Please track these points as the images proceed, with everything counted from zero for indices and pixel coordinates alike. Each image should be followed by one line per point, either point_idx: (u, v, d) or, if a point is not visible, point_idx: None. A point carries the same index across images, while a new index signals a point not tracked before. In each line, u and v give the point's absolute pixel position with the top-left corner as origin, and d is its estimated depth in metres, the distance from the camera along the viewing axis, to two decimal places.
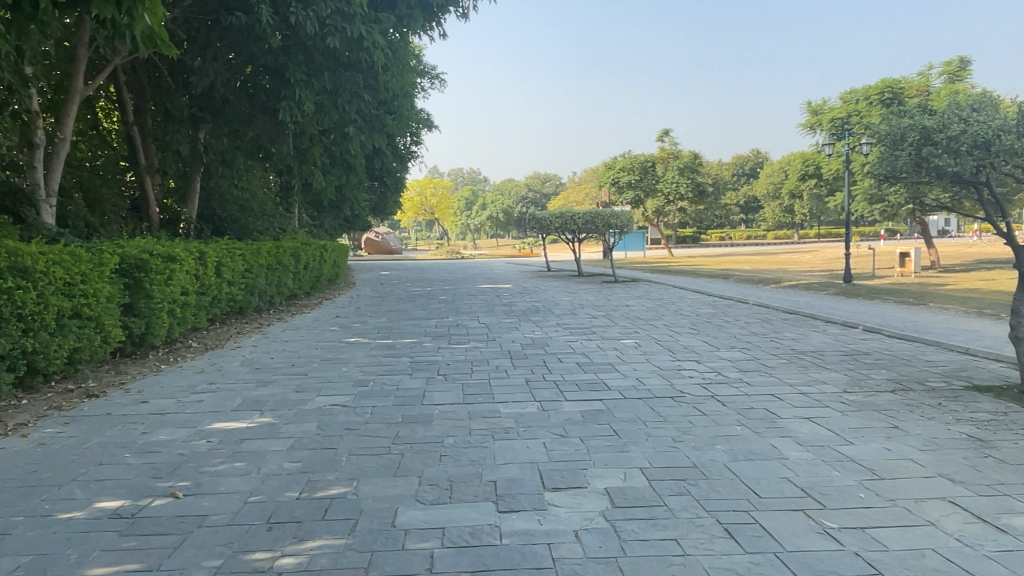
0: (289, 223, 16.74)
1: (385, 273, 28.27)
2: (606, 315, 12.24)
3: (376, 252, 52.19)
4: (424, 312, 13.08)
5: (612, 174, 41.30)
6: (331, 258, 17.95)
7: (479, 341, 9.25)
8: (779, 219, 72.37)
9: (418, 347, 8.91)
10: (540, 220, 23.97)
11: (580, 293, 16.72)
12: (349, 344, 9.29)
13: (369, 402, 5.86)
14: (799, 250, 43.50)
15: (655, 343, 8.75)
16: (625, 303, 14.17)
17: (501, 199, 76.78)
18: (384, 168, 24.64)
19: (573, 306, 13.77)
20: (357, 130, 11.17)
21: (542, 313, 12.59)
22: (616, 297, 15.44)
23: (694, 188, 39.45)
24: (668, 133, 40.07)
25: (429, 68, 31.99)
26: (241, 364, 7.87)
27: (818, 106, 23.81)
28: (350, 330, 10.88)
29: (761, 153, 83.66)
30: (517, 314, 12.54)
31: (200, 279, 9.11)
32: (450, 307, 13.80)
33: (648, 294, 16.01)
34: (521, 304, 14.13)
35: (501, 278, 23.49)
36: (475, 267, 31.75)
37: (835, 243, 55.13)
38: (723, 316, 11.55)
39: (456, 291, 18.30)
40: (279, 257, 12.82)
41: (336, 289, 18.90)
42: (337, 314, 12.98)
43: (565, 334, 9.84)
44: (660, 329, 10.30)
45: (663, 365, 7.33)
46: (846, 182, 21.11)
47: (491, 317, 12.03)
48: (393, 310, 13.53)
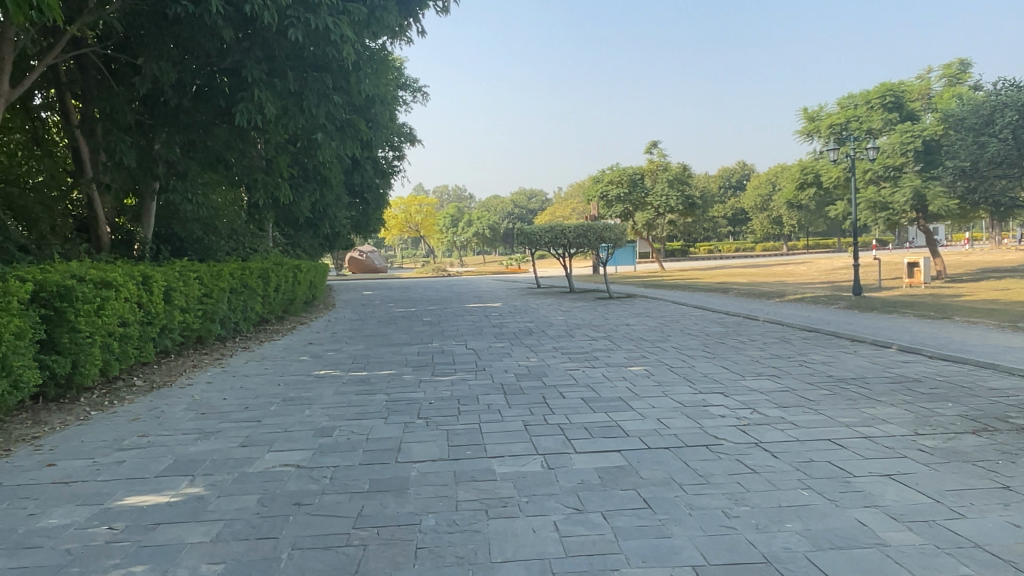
0: (259, 243, 15.56)
1: (368, 294, 27.06)
2: (607, 336, 11.12)
3: (360, 271, 50.89)
4: (406, 337, 11.91)
5: (600, 187, 40.38)
6: (307, 279, 16.75)
7: (466, 371, 8.08)
8: (767, 231, 71.81)
9: (396, 380, 7.73)
10: (529, 235, 22.86)
11: (574, 312, 15.59)
12: (317, 378, 8.10)
13: (329, 461, 4.67)
14: (791, 262, 42.74)
15: (669, 372, 7.62)
16: (624, 322, 13.06)
17: (487, 215, 75.81)
18: (363, 183, 23.45)
19: (569, 327, 12.64)
20: (328, 138, 10.08)
21: (536, 336, 11.45)
22: (614, 316, 14.31)
23: (684, 200, 38.55)
24: (656, 145, 39.24)
25: (411, 81, 30.98)
26: (185, 408, 6.68)
27: (815, 112, 22.84)
28: (322, 360, 9.70)
29: (747, 165, 83.31)
30: (508, 337, 11.40)
31: (145, 307, 7.93)
32: (434, 331, 12.63)
33: (647, 312, 14.90)
34: (513, 326, 12.99)
35: (489, 296, 22.33)
36: (461, 285, 30.61)
37: (826, 254, 54.63)
38: (736, 336, 10.44)
39: (441, 311, 17.13)
40: (245, 280, 11.68)
41: (314, 311, 17.69)
42: (309, 341, 11.83)
43: (564, 361, 8.69)
44: (669, 352, 9.18)
45: (685, 399, 6.20)
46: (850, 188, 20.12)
47: (480, 341, 10.88)
48: (373, 335, 12.37)
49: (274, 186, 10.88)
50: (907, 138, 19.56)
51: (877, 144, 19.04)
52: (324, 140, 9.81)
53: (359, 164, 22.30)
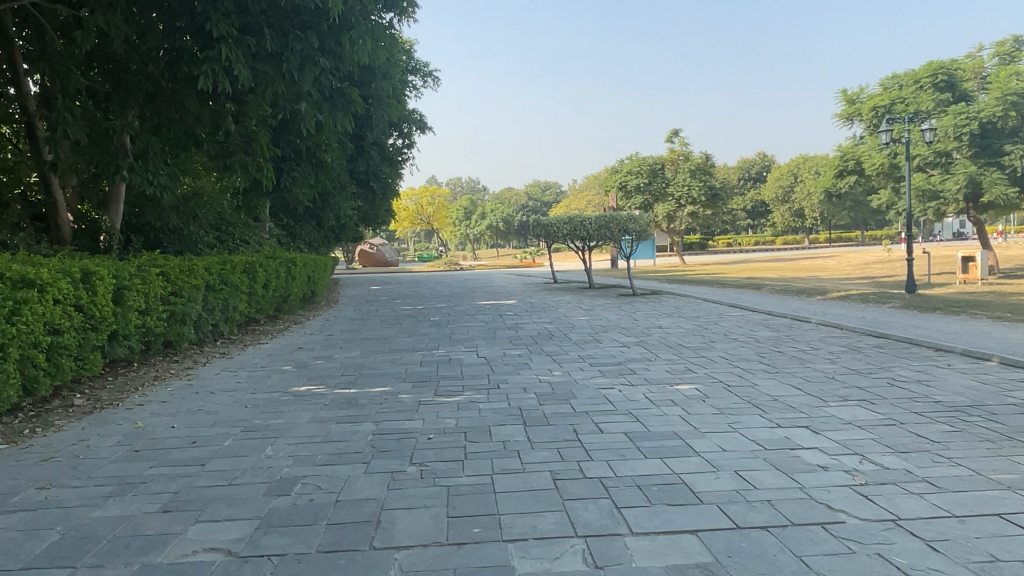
0: (251, 235, 14.17)
1: (375, 288, 25.61)
2: (641, 341, 9.60)
3: (371, 264, 49.53)
4: (408, 341, 10.46)
5: (619, 178, 38.70)
6: (304, 273, 15.34)
7: (477, 390, 6.62)
8: (789, 224, 69.77)
9: (390, 402, 6.26)
10: (546, 226, 21.33)
11: (598, 311, 14.07)
12: (295, 397, 6.64)
13: (275, 547, 3.22)
14: (817, 256, 40.90)
15: (730, 394, 6.11)
16: (656, 324, 11.55)
17: (501, 207, 74.23)
18: (369, 170, 21.98)
19: (595, 329, 11.13)
20: (316, 111, 8.63)
21: (558, 340, 9.96)
22: (644, 316, 12.78)
23: (707, 191, 36.87)
24: (678, 133, 37.52)
25: (421, 65, 29.51)
26: (117, 442, 5.23)
27: (855, 93, 21.07)
28: (308, 370, 8.26)
29: (768, 156, 81.20)
30: (526, 342, 9.91)
31: (86, 310, 6.51)
32: (441, 334, 11.18)
33: (679, 312, 13.36)
34: (530, 327, 11.50)
35: (503, 292, 20.84)
36: (474, 280, 29.15)
37: (852, 248, 52.93)
38: (794, 343, 8.90)
39: (451, 309, 15.67)
40: (227, 276, 10.28)
41: (313, 308, 16.28)
42: (299, 345, 10.42)
43: (595, 375, 7.19)
44: (720, 365, 7.66)
45: (764, 439, 4.69)
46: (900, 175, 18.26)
47: (494, 347, 9.40)
48: (372, 338, 10.94)
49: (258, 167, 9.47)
50: (962, 121, 17.70)
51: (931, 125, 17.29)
52: (309, 111, 8.34)
53: (364, 150, 20.86)
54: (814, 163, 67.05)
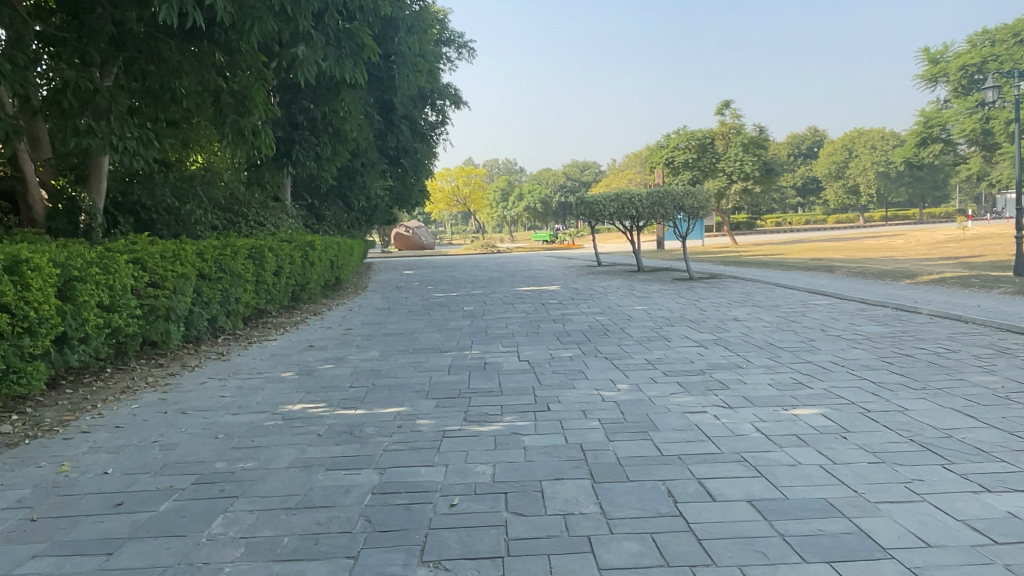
0: (266, 217, 12.71)
1: (408, 273, 24.11)
2: (719, 339, 7.84)
3: (407, 247, 48.26)
4: (438, 338, 8.86)
5: (665, 154, 36.54)
6: (327, 258, 13.84)
7: (521, 414, 4.97)
8: (841, 202, 66.52)
9: (405, 432, 4.64)
10: (591, 204, 19.51)
11: (656, 299, 12.29)
12: (284, 422, 5.07)
13: None
14: (880, 235, 38.25)
15: (876, 427, 4.35)
16: (731, 316, 9.75)
17: (540, 188, 72.23)
18: (400, 145, 20.41)
19: (656, 322, 9.39)
20: (320, 59, 6.96)
21: (617, 337, 8.24)
22: (712, 306, 10.98)
23: (760, 165, 34.54)
24: (728, 104, 35.19)
25: (455, 35, 27.77)
26: (16, 501, 3.71)
27: (939, 51, 18.74)
28: (311, 378, 6.70)
29: (818, 131, 77.75)
30: (578, 339, 8.23)
31: (11, 308, 5.00)
32: (477, 328, 9.56)
33: (752, 300, 11.52)
34: (581, 320, 9.82)
35: (545, 277, 19.16)
36: (513, 263, 27.47)
37: (912, 226, 50.02)
38: (920, 344, 7.03)
39: (488, 296, 14.03)
40: (229, 262, 8.79)
41: (337, 297, 14.82)
42: (313, 342, 8.92)
43: (675, 391, 5.48)
44: (836, 374, 5.87)
45: (981, 524, 2.95)
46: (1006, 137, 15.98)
47: (540, 348, 7.73)
48: (396, 334, 9.38)
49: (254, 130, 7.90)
50: None
51: None
52: (307, 56, 6.68)
53: (392, 123, 19.29)
54: (870, 138, 63.68)
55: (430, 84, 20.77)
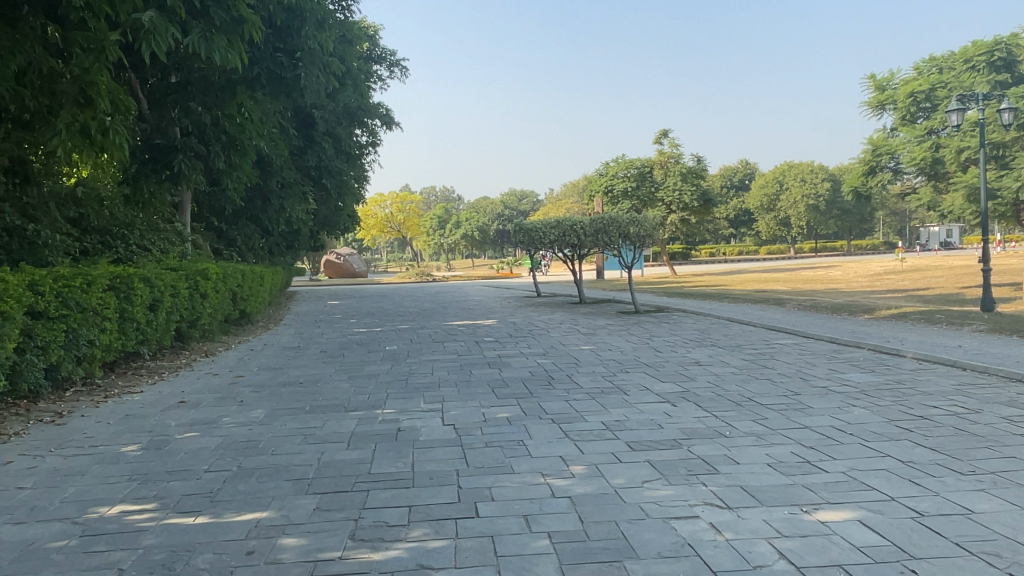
0: (149, 242, 10.84)
1: (332, 304, 22.21)
2: (687, 392, 6.45)
3: (337, 275, 46.03)
4: (344, 390, 7.19)
5: (604, 182, 35.57)
6: (228, 288, 12.02)
7: (436, 524, 3.42)
8: (774, 234, 67.50)
9: (256, 566, 3.02)
10: (530, 231, 18.21)
11: (603, 337, 10.92)
12: (79, 546, 3.37)
13: None
14: (815, 266, 38.38)
15: (952, 551, 2.99)
16: (693, 359, 8.43)
17: (476, 216, 70.92)
18: (322, 164, 18.71)
19: (608, 368, 7.97)
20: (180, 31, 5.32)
21: (563, 389, 6.77)
22: (667, 346, 9.65)
23: (699, 195, 34.06)
24: (667, 133, 34.73)
25: (387, 52, 26.36)
26: None
27: (885, 79, 18.44)
28: (159, 456, 4.98)
29: (749, 164, 79.42)
30: (517, 392, 6.71)
31: None
32: (395, 375, 7.93)
33: (710, 339, 10.26)
34: (521, 364, 8.32)
35: (480, 308, 17.65)
36: (447, 293, 25.89)
37: (843, 257, 50.79)
38: (930, 400, 5.80)
39: (415, 333, 12.41)
40: (79, 296, 6.96)
41: (240, 333, 12.96)
42: (186, 397, 7.14)
43: (649, 478, 4.02)
44: (850, 448, 4.54)
45: None
46: (961, 165, 15.52)
47: (469, 404, 6.19)
48: (294, 383, 7.67)
49: (102, 125, 6.23)
50: None
51: (1001, 102, 14.62)
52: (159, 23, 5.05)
53: (313, 140, 17.73)
54: (800, 171, 65.04)
55: (357, 100, 19.20)
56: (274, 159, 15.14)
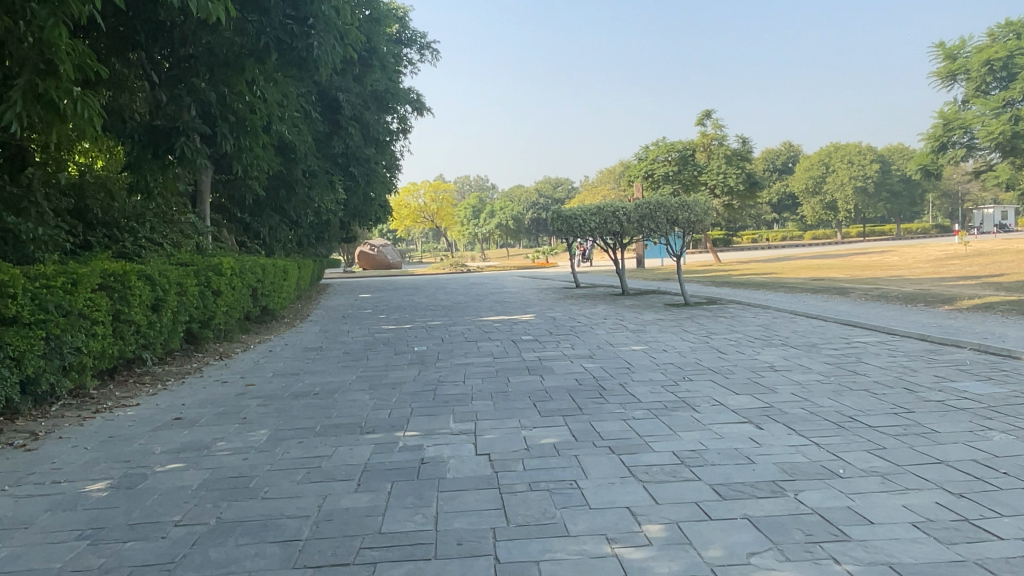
0: (156, 236, 10.00)
1: (363, 297, 21.38)
2: (770, 409, 5.33)
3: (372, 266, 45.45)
4: (361, 403, 6.22)
5: (644, 167, 34.14)
6: (247, 283, 11.15)
7: None
8: (819, 218, 65.14)
9: None
10: (569, 218, 17.11)
11: (656, 335, 9.81)
12: None
13: None
14: (866, 251, 36.59)
15: None
16: (766, 363, 7.29)
17: (511, 205, 69.79)
18: (349, 151, 17.81)
19: (668, 374, 6.87)
20: None
21: (619, 404, 5.69)
22: (730, 346, 8.51)
23: (745, 179, 32.55)
24: (710, 114, 33.14)
25: (418, 35, 25.40)
26: None
27: (956, 46, 16.87)
28: (127, 499, 4.03)
29: (792, 146, 76.93)
30: (563, 408, 5.66)
31: None
32: (422, 383, 6.95)
33: (776, 337, 9.09)
34: (566, 370, 7.27)
35: (517, 301, 16.63)
36: (482, 284, 24.93)
37: (895, 241, 48.75)
38: None
39: (448, 330, 11.43)
40: (62, 297, 6.09)
41: (262, 332, 12.10)
42: (184, 412, 6.23)
43: (756, 549, 2.93)
44: (1017, 500, 3.41)
45: None
46: None
47: (508, 426, 5.15)
48: (307, 395, 6.72)
49: (68, 95, 5.29)
50: None
51: None
52: None
53: (339, 125, 16.85)
54: (846, 153, 62.62)
55: (385, 82, 18.23)
56: (296, 145, 14.26)
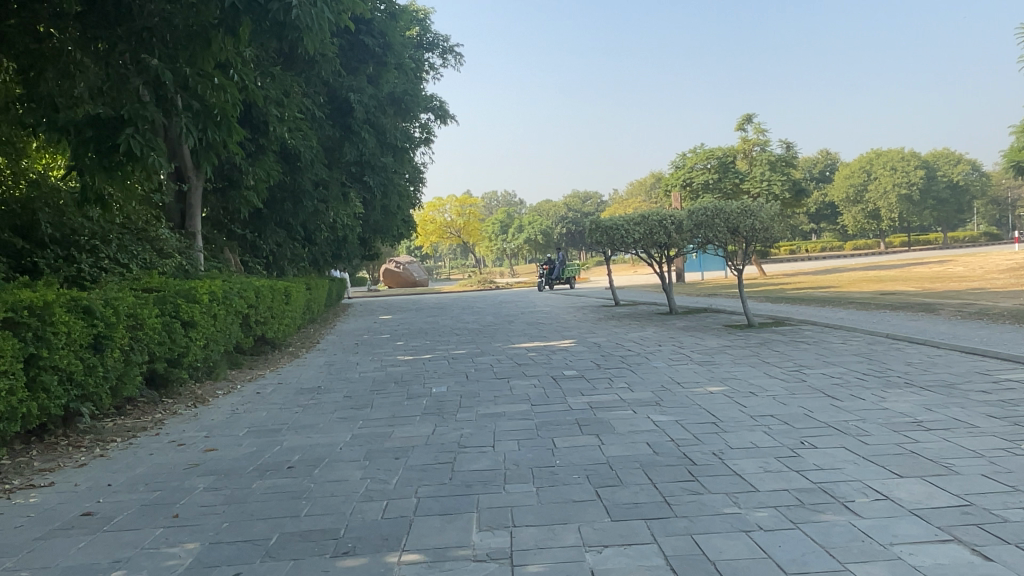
0: (117, 261, 8.36)
1: (383, 319, 19.66)
2: (974, 516, 3.39)
3: (398, 284, 43.90)
4: (346, 487, 4.36)
5: (682, 175, 32.11)
6: (238, 311, 9.42)
7: None
8: (861, 228, 62.35)
9: None
10: (609, 229, 15.26)
11: (732, 368, 7.89)
12: None
13: None
14: (922, 261, 34.17)
15: None
16: (906, 418, 5.34)
17: (539, 219, 67.87)
18: (363, 159, 16.17)
19: (778, 438, 4.91)
20: None
21: (726, 498, 3.77)
22: (839, 388, 6.56)
23: (791, 186, 30.41)
24: (751, 117, 31.09)
25: (441, 38, 23.80)
26: None
27: None
28: None
29: (829, 154, 74.33)
30: (642, 503, 3.76)
31: None
32: (435, 450, 5.07)
33: (892, 374, 7.08)
34: (630, 429, 5.34)
35: (553, 324, 14.77)
36: (513, 303, 23.13)
37: (948, 250, 45.94)
38: None
39: (474, 362, 9.58)
40: None
41: (257, 367, 10.37)
42: (100, 502, 4.40)
43: None
44: None
45: None
46: None
47: (566, 546, 3.26)
48: (277, 470, 4.88)
49: None
50: None
51: None
52: None
53: (351, 130, 15.08)
54: (889, 159, 59.96)
55: (402, 85, 16.54)
56: (299, 150, 12.56)
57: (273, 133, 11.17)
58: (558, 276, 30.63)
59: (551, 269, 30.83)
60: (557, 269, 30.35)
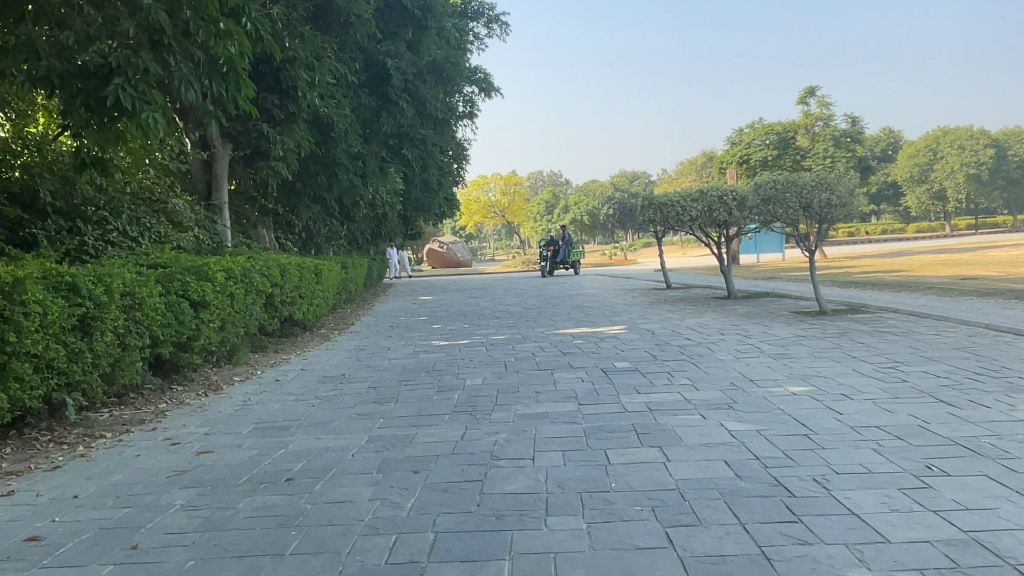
0: (125, 236, 7.67)
1: (423, 300, 18.90)
2: None
3: (442, 264, 43.24)
4: (349, 512, 3.49)
5: (738, 152, 30.58)
6: (259, 290, 8.68)
7: None
8: (925, 209, 59.39)
9: None
10: (664, 206, 14.16)
11: (812, 363, 6.82)
12: None
13: None
14: (996, 244, 31.98)
15: None
16: None
17: (586, 199, 66.47)
18: (402, 131, 15.34)
19: (895, 462, 3.87)
20: None
21: (848, 553, 2.78)
22: (951, 391, 5.45)
23: (856, 163, 28.63)
24: (814, 91, 29.36)
25: (488, 8, 22.77)
26: None
27: None
28: None
29: (891, 132, 71.02)
30: (732, 556, 2.79)
31: None
32: (463, 463, 4.17)
33: (1011, 374, 5.93)
34: (702, 442, 4.34)
35: (601, 307, 13.78)
36: (559, 285, 22.14)
37: (1021, 232, 43.16)
38: None
39: (516, 350, 8.67)
40: None
41: (282, 351, 9.64)
42: (53, 523, 3.62)
43: None
44: None
45: None
46: None
47: None
48: (273, 484, 4.05)
49: None
50: None
51: None
52: None
53: (389, 99, 14.30)
54: (958, 136, 56.83)
55: (443, 52, 15.63)
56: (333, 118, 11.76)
57: (303, 100, 10.36)
58: (561, 259, 26.72)
59: (554, 251, 26.86)
60: (562, 251, 26.44)
